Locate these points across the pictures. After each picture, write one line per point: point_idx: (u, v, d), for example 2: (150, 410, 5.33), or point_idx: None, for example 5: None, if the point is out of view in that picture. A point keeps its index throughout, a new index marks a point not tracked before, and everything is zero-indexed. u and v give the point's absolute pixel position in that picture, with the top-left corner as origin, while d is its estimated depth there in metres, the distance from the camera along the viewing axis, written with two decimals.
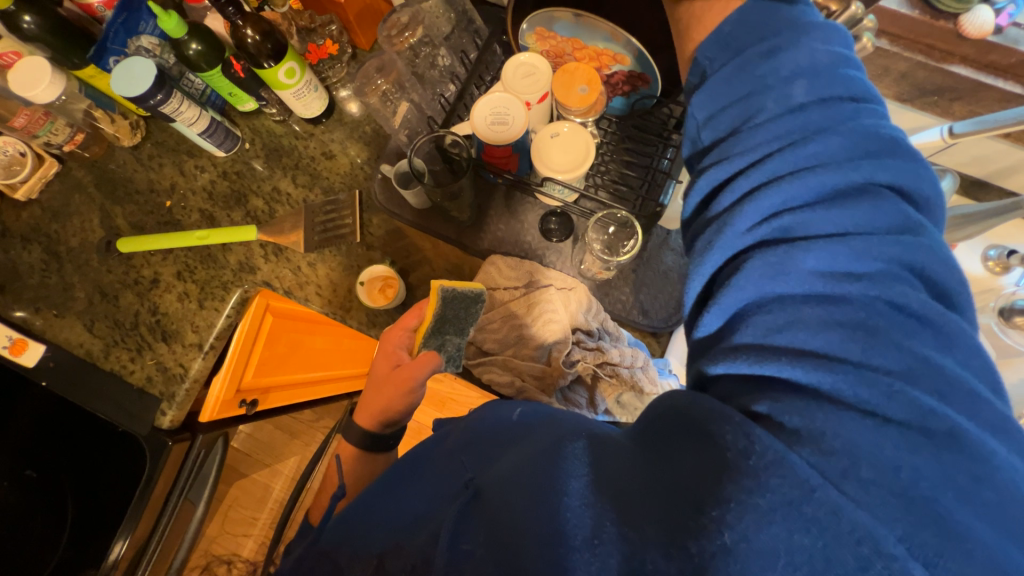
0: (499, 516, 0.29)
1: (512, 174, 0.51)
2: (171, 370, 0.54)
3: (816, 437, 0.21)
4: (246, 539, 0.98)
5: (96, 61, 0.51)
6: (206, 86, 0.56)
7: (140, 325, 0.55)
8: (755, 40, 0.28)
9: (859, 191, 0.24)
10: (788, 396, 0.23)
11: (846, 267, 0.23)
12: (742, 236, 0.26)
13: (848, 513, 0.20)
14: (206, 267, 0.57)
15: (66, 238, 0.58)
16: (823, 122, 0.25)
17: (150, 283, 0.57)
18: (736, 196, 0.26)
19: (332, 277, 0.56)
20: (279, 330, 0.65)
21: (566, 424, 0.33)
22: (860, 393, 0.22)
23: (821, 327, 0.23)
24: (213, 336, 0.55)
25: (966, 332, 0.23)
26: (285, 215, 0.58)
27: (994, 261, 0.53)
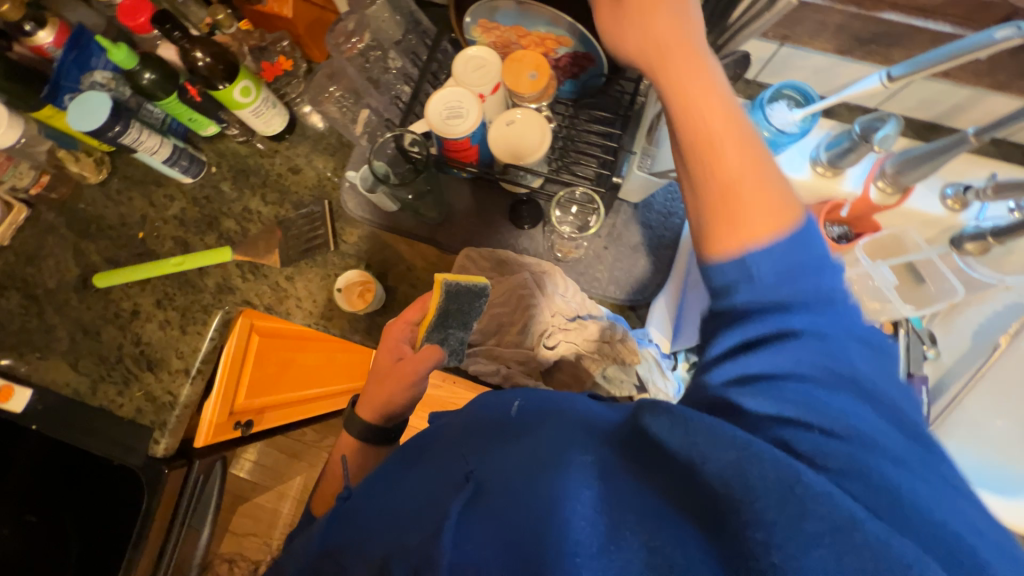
0: (506, 512, 0.27)
1: (474, 166, 0.51)
2: (160, 398, 0.55)
3: (860, 473, 0.22)
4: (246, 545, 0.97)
5: (51, 99, 0.51)
6: (164, 115, 0.57)
7: (125, 358, 0.56)
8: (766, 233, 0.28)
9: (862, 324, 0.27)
10: (823, 435, 0.23)
11: (864, 363, 0.25)
12: (773, 313, 0.26)
13: (888, 542, 0.19)
14: (185, 293, 0.58)
15: (42, 280, 0.58)
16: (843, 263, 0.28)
17: (131, 315, 0.57)
18: (750, 282, 0.27)
19: (310, 288, 0.57)
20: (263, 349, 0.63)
21: (571, 416, 0.32)
22: (878, 457, 0.22)
23: (848, 397, 0.24)
24: (199, 360, 0.56)
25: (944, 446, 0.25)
26: (258, 233, 0.59)
27: (953, 200, 0.53)
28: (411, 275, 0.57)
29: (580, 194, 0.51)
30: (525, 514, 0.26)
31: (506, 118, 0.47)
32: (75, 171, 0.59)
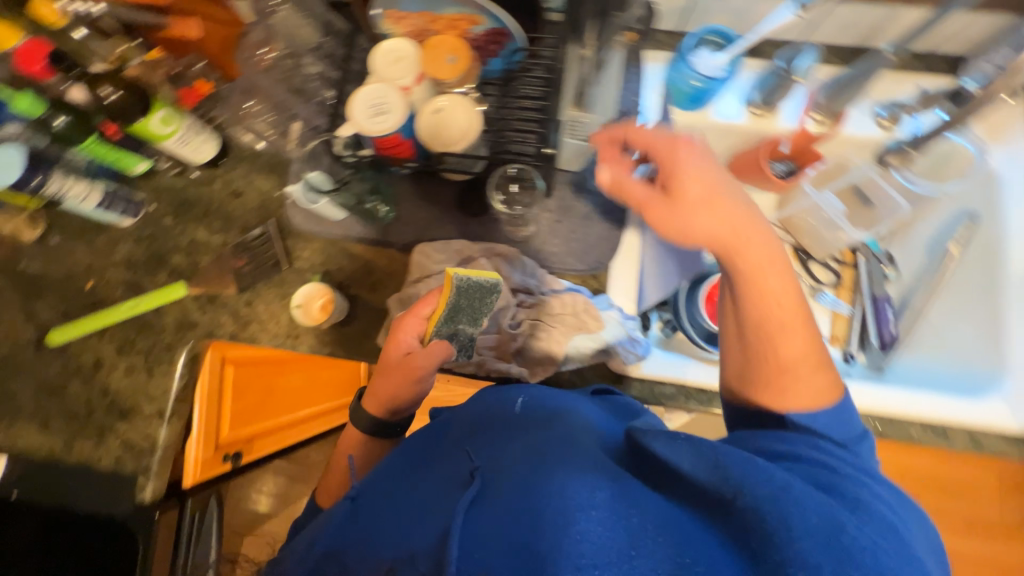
0: (504, 511, 0.31)
1: (413, 161, 0.50)
2: (139, 444, 0.55)
3: (871, 514, 0.28)
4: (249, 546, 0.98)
5: None
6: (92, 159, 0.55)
7: (96, 410, 0.55)
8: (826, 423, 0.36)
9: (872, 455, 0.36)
10: (840, 492, 0.29)
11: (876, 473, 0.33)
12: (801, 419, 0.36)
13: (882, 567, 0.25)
14: (145, 335, 0.57)
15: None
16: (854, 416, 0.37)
17: (94, 367, 0.56)
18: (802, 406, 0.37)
19: (271, 308, 0.56)
20: (245, 379, 0.68)
21: (570, 424, 0.38)
22: (877, 497, 0.30)
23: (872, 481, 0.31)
24: (172, 400, 0.56)
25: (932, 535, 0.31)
26: (209, 262, 0.58)
27: (886, 119, 0.54)
28: (370, 279, 0.57)
29: (513, 172, 0.51)
30: (534, 506, 0.30)
31: (431, 107, 0.47)
32: (9, 230, 0.57)
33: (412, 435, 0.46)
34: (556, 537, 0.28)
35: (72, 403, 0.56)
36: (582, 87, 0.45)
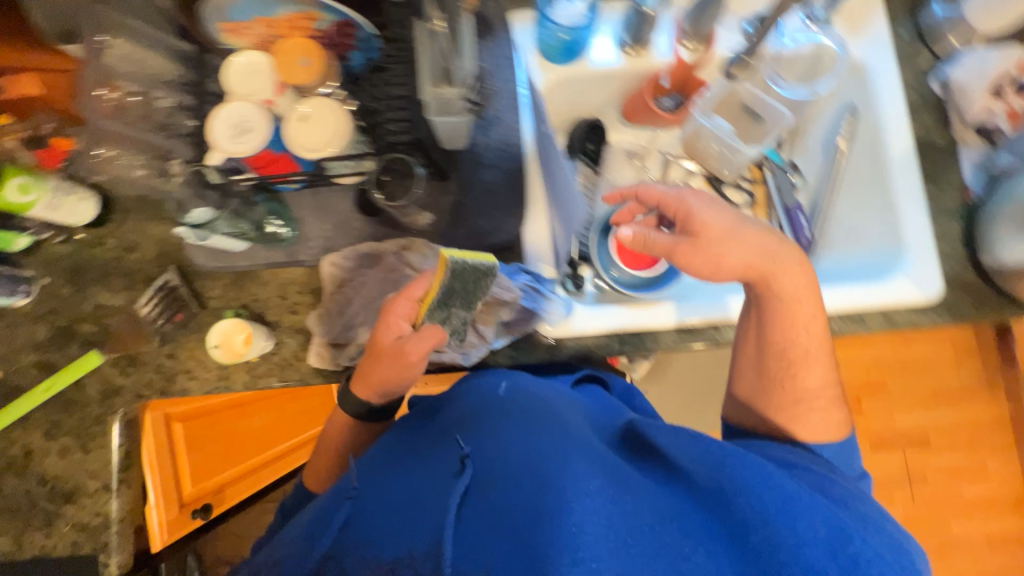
0: (512, 508, 0.37)
1: (299, 173, 0.53)
2: (92, 523, 0.56)
3: (844, 499, 0.43)
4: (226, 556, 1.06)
5: None
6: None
7: (39, 499, 0.56)
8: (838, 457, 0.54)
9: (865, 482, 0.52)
10: (828, 487, 0.45)
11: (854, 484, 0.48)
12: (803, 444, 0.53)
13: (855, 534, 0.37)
14: (72, 413, 0.56)
15: None
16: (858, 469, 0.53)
17: (26, 457, 0.56)
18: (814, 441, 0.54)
19: (195, 356, 0.56)
20: (193, 427, 0.86)
21: (556, 416, 0.46)
22: (866, 500, 0.44)
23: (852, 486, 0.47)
24: (116, 472, 0.57)
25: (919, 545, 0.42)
26: (120, 323, 0.56)
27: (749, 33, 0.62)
28: (289, 305, 0.57)
29: (388, 162, 0.53)
30: (540, 494, 0.37)
31: (295, 113, 0.51)
32: None
33: (406, 428, 0.54)
34: (556, 512, 0.35)
35: (12, 497, 0.56)
36: (447, 63, 0.49)
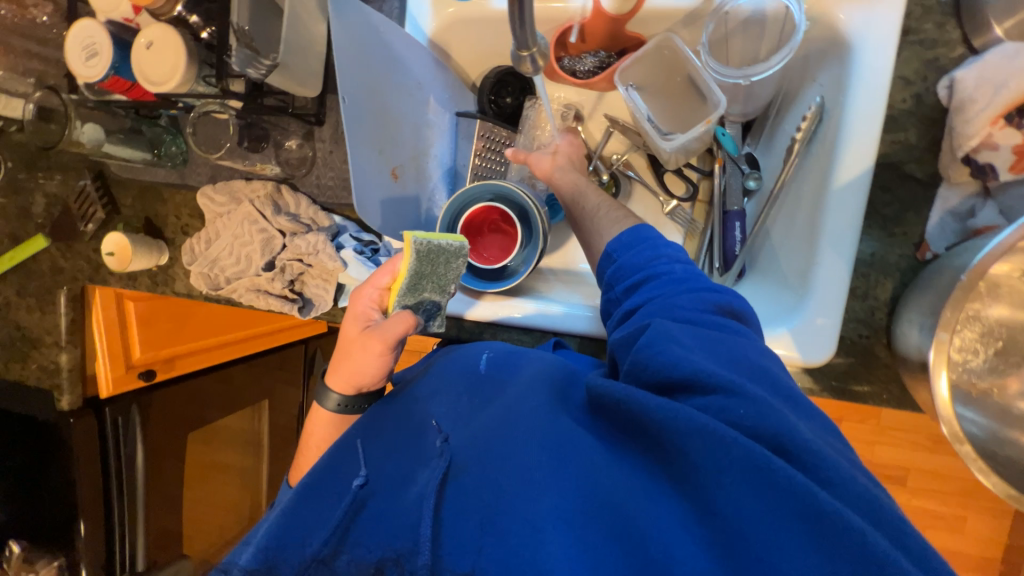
0: (485, 502, 0.51)
1: (528, 48, 0.48)
2: (200, 275, 0.93)
3: (728, 402, 0.46)
4: (268, 342, 1.60)
5: (88, 36, 0.75)
6: (187, 81, 0.74)
7: (175, 242, 0.99)
8: (716, 300, 0.57)
9: (716, 313, 0.56)
10: (694, 394, 0.48)
11: (707, 335, 0.53)
12: (661, 318, 0.55)
13: (805, 453, 0.43)
14: (230, 201, 0.89)
15: (116, 187, 1.01)
16: (731, 303, 0.58)
17: (195, 213, 0.98)
18: (679, 317, 0.55)
19: (337, 202, 0.89)
20: (145, 307, 1.23)
21: (505, 405, 0.61)
22: (779, 381, 0.51)
23: (710, 355, 0.51)
24: (241, 264, 0.89)
25: (792, 385, 0.52)
26: (294, 155, 0.88)
27: (961, 211, 0.67)
28: (413, 174, 0.86)
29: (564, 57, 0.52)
30: (529, 495, 0.49)
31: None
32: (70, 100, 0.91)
33: (464, 378, 0.70)
34: (532, 525, 0.46)
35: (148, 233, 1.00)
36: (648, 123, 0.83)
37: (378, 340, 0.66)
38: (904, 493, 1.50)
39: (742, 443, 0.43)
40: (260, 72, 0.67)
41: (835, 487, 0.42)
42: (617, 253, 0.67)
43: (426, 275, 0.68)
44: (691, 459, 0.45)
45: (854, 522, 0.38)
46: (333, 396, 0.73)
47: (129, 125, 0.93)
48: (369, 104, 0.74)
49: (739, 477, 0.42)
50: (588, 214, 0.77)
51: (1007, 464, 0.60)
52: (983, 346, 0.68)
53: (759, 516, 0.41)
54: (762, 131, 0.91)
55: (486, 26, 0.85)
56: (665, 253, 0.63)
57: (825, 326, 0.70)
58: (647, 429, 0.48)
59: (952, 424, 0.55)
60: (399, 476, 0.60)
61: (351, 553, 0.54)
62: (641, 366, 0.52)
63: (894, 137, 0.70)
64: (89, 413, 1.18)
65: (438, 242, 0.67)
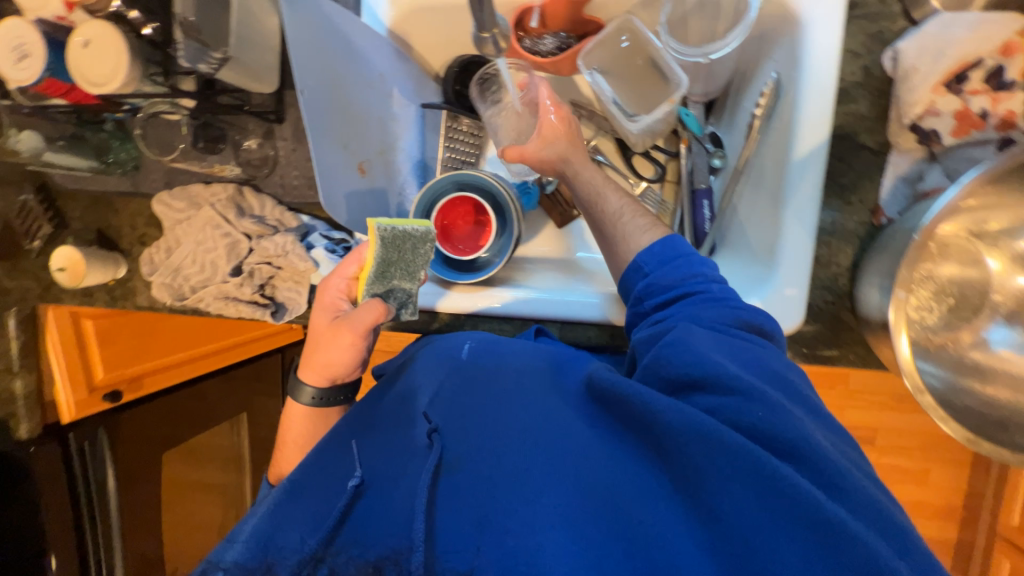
0: (483, 502, 0.52)
1: (488, 30, 0.47)
2: (163, 285, 0.89)
3: (746, 405, 0.49)
4: (241, 352, 1.55)
5: (16, 36, 0.70)
6: (132, 82, 0.69)
7: (133, 253, 0.94)
8: (744, 313, 0.59)
9: (740, 324, 0.58)
10: (714, 397, 0.51)
11: (730, 346, 0.55)
12: (686, 325, 0.57)
13: (815, 458, 0.46)
14: (190, 206, 0.85)
15: (62, 199, 0.95)
16: (755, 314, 0.60)
17: (152, 222, 0.93)
18: (704, 326, 0.57)
19: (303, 201, 0.86)
20: (104, 324, 1.17)
21: (512, 401, 0.61)
22: (799, 394, 0.53)
23: (732, 362, 0.53)
24: (206, 271, 0.85)
25: (811, 398, 0.55)
26: (254, 155, 0.85)
27: (912, 177, 0.70)
28: (380, 168, 0.84)
29: None
30: (530, 495, 0.50)
31: None
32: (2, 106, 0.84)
33: (448, 370, 0.68)
34: (534, 526, 0.48)
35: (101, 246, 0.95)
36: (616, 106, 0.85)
37: (347, 331, 0.66)
38: (874, 452, 1.58)
39: (753, 450, 0.45)
40: (210, 67, 0.66)
41: (843, 497, 0.45)
42: (647, 265, 0.66)
43: (394, 262, 0.66)
44: (703, 468, 0.47)
45: (857, 535, 0.41)
46: (307, 390, 0.71)
47: (71, 131, 0.87)
48: (331, 98, 0.72)
49: (744, 483, 0.45)
50: (609, 219, 0.73)
51: (965, 412, 0.64)
52: (937, 304, 0.72)
53: (757, 518, 0.44)
54: (724, 109, 0.93)
55: (446, 14, 0.84)
56: (690, 254, 0.65)
57: (791, 298, 0.73)
58: (658, 435, 0.50)
59: (914, 377, 0.58)
60: (391, 472, 0.59)
61: (347, 552, 0.53)
62: (662, 362, 0.55)
63: (846, 108, 0.73)
64: (52, 441, 1.11)
65: (404, 229, 0.64)
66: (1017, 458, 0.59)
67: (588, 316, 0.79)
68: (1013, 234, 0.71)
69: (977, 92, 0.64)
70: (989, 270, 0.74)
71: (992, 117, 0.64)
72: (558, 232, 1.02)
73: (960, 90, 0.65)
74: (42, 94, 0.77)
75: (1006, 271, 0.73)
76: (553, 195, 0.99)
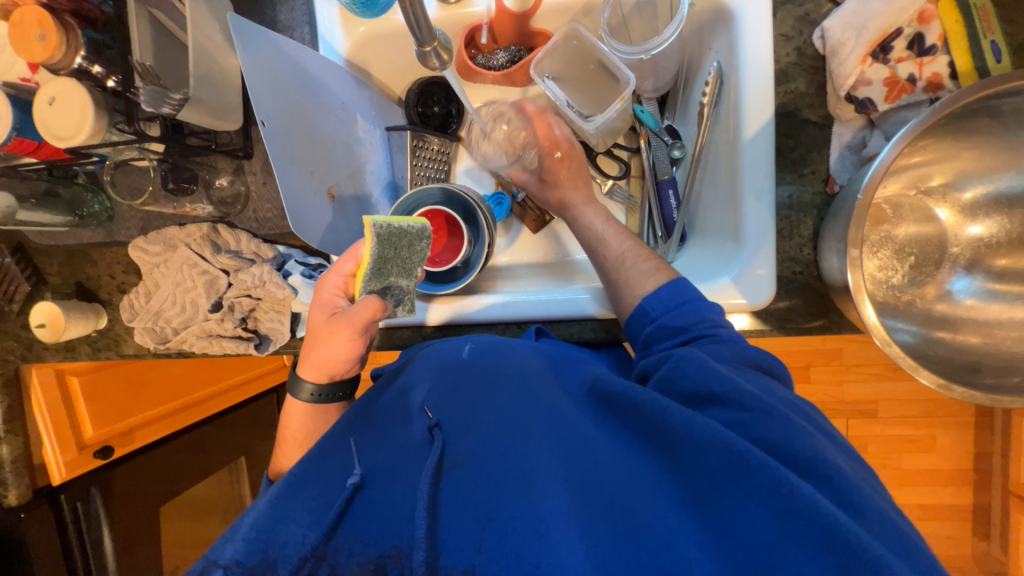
0: (488, 502, 0.52)
1: (431, 45, 0.50)
2: (145, 329, 0.89)
3: (756, 412, 0.51)
4: (235, 394, 1.54)
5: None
6: (99, 132, 0.71)
7: (113, 302, 0.95)
8: (756, 354, 0.61)
9: (750, 358, 0.60)
10: (724, 405, 0.52)
11: (739, 368, 0.58)
12: (700, 348, 0.60)
13: (824, 464, 0.47)
14: (165, 248, 0.86)
15: (40, 256, 0.95)
16: (764, 353, 0.62)
17: (130, 268, 0.94)
18: (716, 353, 0.59)
19: (279, 232, 0.88)
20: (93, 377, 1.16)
21: (516, 404, 0.62)
22: (810, 419, 0.54)
23: (742, 379, 0.55)
24: (188, 310, 0.86)
25: (826, 427, 0.55)
26: (228, 193, 0.86)
27: (855, 145, 0.74)
28: (351, 191, 0.87)
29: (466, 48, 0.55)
30: (535, 494, 0.51)
31: None
32: None
33: (446, 367, 0.69)
34: (540, 526, 0.48)
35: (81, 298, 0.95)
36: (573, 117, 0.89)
37: (347, 327, 0.66)
38: (877, 424, 1.57)
39: (769, 465, 0.45)
40: (172, 108, 0.67)
41: (857, 517, 0.44)
42: (654, 309, 0.67)
43: (391, 259, 0.68)
44: (714, 478, 0.47)
45: (877, 556, 0.40)
46: (306, 387, 0.70)
47: (44, 188, 0.87)
48: (292, 126, 0.74)
49: (756, 496, 0.45)
50: (612, 264, 0.76)
51: (939, 362, 0.66)
52: (900, 263, 0.75)
53: (764, 521, 0.44)
54: (676, 104, 0.97)
55: (400, 39, 0.87)
56: (694, 292, 0.67)
57: (767, 275, 0.74)
58: (674, 447, 0.51)
59: (882, 335, 0.60)
60: (392, 467, 0.58)
61: (349, 550, 0.52)
62: (678, 375, 0.57)
63: (786, 88, 0.77)
64: (44, 505, 1.07)
65: (400, 226, 0.67)
66: (992, 398, 0.60)
67: (569, 311, 0.80)
68: (958, 186, 0.74)
69: (904, 59, 0.69)
70: (940, 221, 0.76)
71: (920, 81, 0.69)
72: (537, 237, 1.04)
73: (886, 59, 0.69)
74: (13, 155, 0.78)
75: (959, 222, 0.75)
76: (523, 204, 1.01)
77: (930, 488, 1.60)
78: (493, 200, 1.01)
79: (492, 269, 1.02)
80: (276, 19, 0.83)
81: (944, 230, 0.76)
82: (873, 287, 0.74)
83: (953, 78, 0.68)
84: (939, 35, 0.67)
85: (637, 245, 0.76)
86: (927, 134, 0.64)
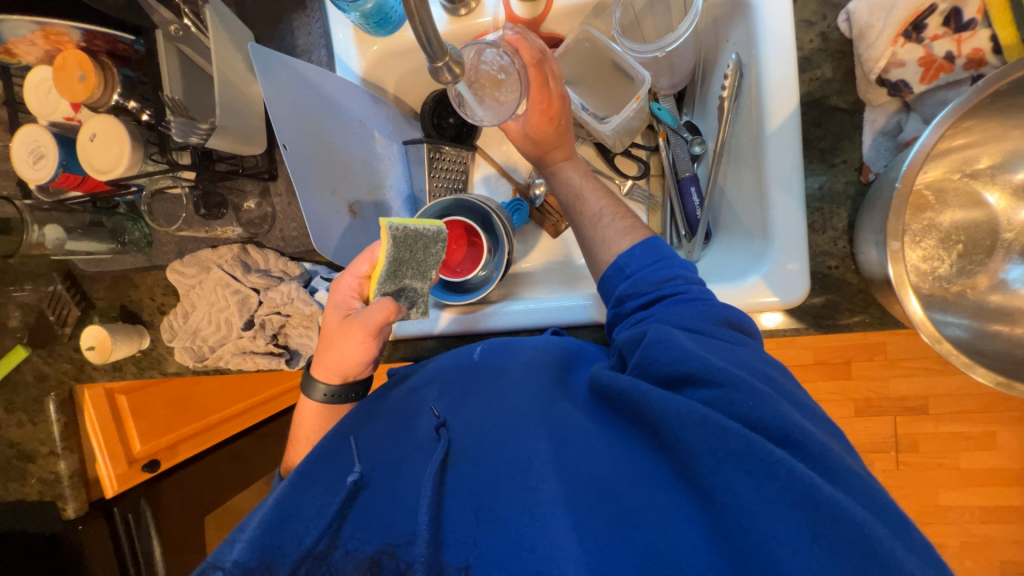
0: (484, 498, 0.53)
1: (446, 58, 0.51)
2: (181, 348, 0.92)
3: (733, 386, 0.49)
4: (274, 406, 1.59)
5: (38, 142, 0.78)
6: (136, 163, 0.75)
7: (154, 323, 0.99)
8: (727, 318, 0.59)
9: (724, 322, 0.58)
10: (701, 385, 0.50)
11: (709, 335, 0.56)
12: (671, 322, 0.57)
13: (804, 431, 0.46)
14: (199, 270, 0.90)
15: (85, 283, 1.01)
16: (745, 321, 0.60)
17: (167, 290, 0.98)
18: (687, 320, 0.57)
19: (303, 248, 0.89)
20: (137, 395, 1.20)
21: (504, 398, 0.62)
22: (786, 387, 0.53)
23: (717, 350, 0.53)
24: (222, 327, 0.89)
25: (802, 395, 0.53)
26: (256, 215, 0.89)
27: (889, 130, 0.71)
28: (370, 205, 0.88)
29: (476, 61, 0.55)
30: (528, 485, 0.51)
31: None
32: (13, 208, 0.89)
33: (451, 372, 0.70)
34: (534, 515, 0.49)
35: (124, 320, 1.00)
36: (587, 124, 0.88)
37: (359, 328, 0.66)
38: (928, 421, 1.47)
39: (747, 435, 0.44)
40: (200, 137, 0.71)
41: (831, 475, 0.44)
42: (629, 267, 0.66)
43: (406, 262, 0.69)
44: (693, 454, 0.46)
45: (847, 510, 0.40)
46: (319, 387, 0.71)
47: (90, 219, 0.93)
48: (314, 148, 0.76)
49: (737, 466, 0.44)
50: (589, 220, 0.75)
51: (996, 356, 0.62)
52: (946, 252, 0.70)
53: (751, 495, 0.43)
54: (695, 99, 0.95)
55: (414, 54, 0.89)
56: (668, 252, 0.66)
57: (798, 271, 0.71)
58: (656, 426, 0.50)
59: (929, 330, 0.56)
60: (397, 463, 0.60)
61: (346, 547, 0.55)
62: (649, 360, 0.54)
63: (812, 76, 0.74)
64: (99, 517, 1.12)
65: (418, 228, 0.69)
66: None
67: (589, 318, 0.79)
68: (1007, 167, 0.70)
69: (939, 37, 0.65)
70: (990, 206, 0.71)
71: (959, 59, 0.65)
72: (556, 242, 1.03)
73: (920, 38, 0.66)
74: (61, 189, 0.84)
75: (1010, 206, 0.71)
76: (542, 209, 1.01)
77: (989, 488, 1.49)
78: (512, 207, 1.01)
79: (512, 276, 1.02)
80: (295, 45, 0.85)
81: (996, 214, 0.71)
82: (918, 279, 0.69)
83: (997, 54, 0.64)
84: (978, 8, 0.63)
85: (613, 202, 0.75)
86: (971, 114, 0.60)
